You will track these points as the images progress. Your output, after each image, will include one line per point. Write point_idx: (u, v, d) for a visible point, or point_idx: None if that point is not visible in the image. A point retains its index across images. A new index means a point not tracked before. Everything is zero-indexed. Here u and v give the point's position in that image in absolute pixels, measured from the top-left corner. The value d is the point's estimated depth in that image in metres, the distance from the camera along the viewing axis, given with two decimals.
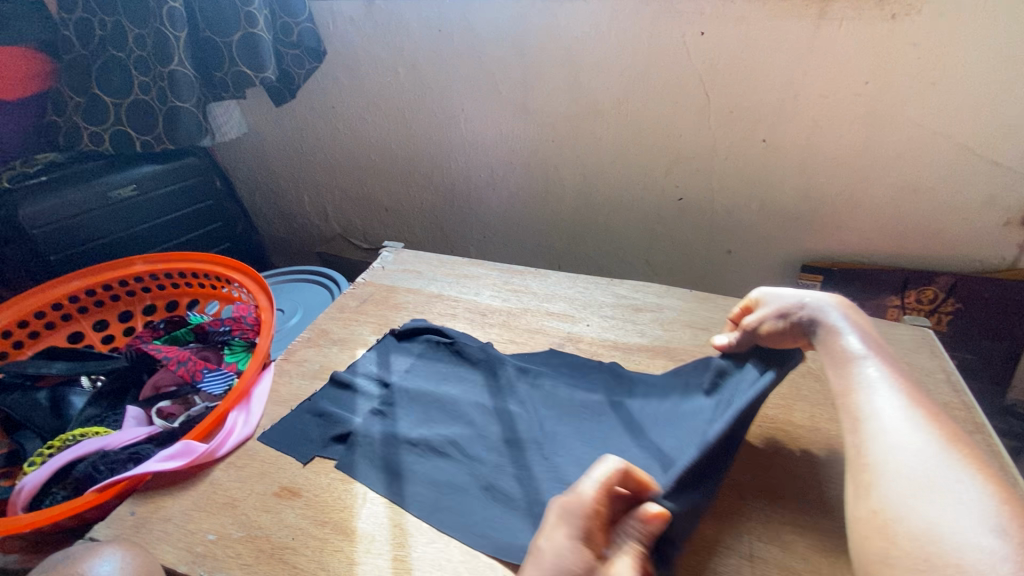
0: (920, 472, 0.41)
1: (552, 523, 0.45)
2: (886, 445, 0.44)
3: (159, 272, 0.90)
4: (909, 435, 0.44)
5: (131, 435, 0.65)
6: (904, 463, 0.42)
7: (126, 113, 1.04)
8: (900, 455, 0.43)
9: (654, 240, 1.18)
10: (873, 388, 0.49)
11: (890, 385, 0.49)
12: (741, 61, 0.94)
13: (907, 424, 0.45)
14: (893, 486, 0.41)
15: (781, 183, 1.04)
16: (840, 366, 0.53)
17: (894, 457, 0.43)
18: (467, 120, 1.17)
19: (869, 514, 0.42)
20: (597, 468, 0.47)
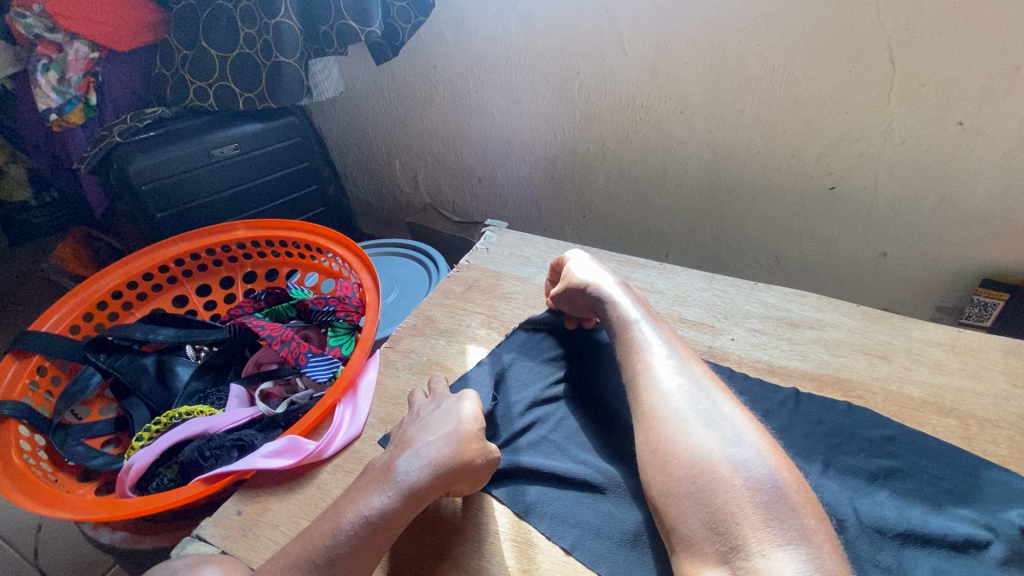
0: (680, 409, 0.48)
1: (415, 462, 0.49)
2: (658, 395, 0.50)
3: (260, 239, 0.86)
4: (681, 383, 0.50)
5: (234, 418, 0.62)
6: (682, 397, 0.49)
7: (232, 68, 1.00)
8: (669, 400, 0.49)
9: (790, 234, 1.02)
10: (645, 349, 0.55)
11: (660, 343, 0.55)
12: (949, 21, 0.74)
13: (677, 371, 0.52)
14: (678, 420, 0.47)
15: (973, 177, 0.84)
16: (619, 327, 0.59)
17: (665, 407, 0.49)
18: (582, 86, 1.04)
19: (649, 455, 0.47)
20: (457, 434, 0.51)
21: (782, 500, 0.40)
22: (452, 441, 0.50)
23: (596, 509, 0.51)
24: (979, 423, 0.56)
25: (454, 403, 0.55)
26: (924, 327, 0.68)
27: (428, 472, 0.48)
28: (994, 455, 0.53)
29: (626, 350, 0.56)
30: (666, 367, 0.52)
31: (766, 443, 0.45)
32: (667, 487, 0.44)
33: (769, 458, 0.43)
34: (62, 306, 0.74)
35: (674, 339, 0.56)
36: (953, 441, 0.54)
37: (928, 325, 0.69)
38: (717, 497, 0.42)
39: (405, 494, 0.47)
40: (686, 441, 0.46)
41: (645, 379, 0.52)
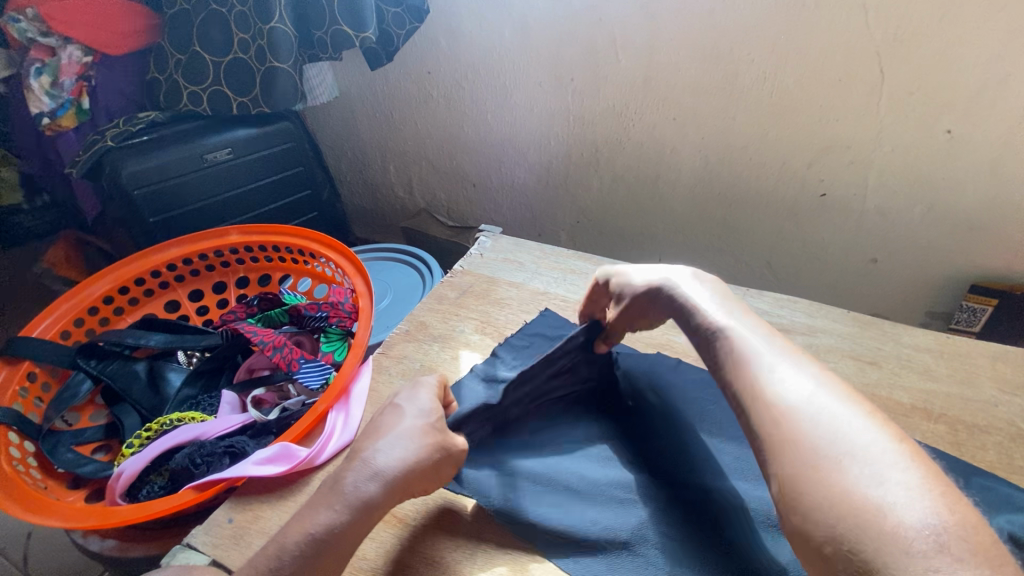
0: (801, 423, 0.39)
1: (362, 472, 0.47)
2: (765, 402, 0.41)
3: (254, 244, 0.86)
4: (802, 399, 0.40)
5: (226, 424, 0.61)
6: (798, 403, 0.40)
7: (225, 72, 0.99)
8: (790, 423, 0.39)
9: (781, 239, 1.03)
10: (748, 358, 0.45)
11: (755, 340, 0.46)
12: (936, 30, 0.76)
13: (793, 371, 0.43)
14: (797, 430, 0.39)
15: (961, 184, 0.85)
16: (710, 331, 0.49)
17: (791, 432, 0.39)
18: (575, 91, 1.05)
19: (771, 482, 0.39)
20: (403, 437, 0.49)
21: (948, 548, 0.31)
22: (400, 445, 0.48)
23: (591, 511, 0.53)
24: (968, 429, 0.57)
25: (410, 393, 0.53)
26: (913, 333, 0.68)
27: (380, 484, 0.46)
28: (984, 462, 0.54)
29: (726, 359, 0.46)
30: (780, 379, 0.42)
31: (920, 467, 0.35)
32: (805, 532, 0.36)
33: (928, 492, 0.34)
34: (53, 311, 0.74)
35: (782, 341, 0.46)
36: (942, 446, 0.55)
37: (918, 330, 0.69)
38: (869, 545, 0.33)
39: (356, 508, 0.45)
40: (818, 470, 0.36)
41: (755, 394, 0.42)
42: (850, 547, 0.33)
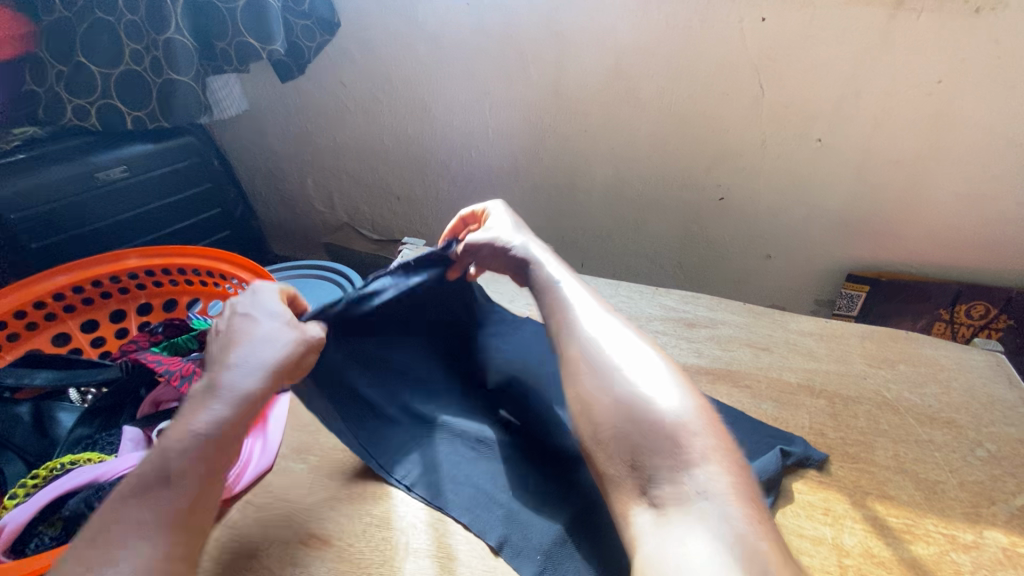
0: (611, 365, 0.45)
1: (232, 366, 0.45)
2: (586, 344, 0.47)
3: (156, 268, 0.81)
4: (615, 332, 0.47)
5: (130, 462, 0.57)
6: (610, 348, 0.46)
7: (117, 84, 0.92)
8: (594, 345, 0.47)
9: (689, 242, 1.11)
10: (567, 305, 0.51)
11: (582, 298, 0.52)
12: (802, 52, 0.86)
13: (610, 322, 0.49)
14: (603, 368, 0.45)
15: (832, 186, 0.96)
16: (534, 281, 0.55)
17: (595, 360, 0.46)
18: (492, 104, 1.08)
19: (580, 405, 0.44)
20: (262, 330, 0.48)
21: (716, 449, 0.39)
22: (266, 336, 0.48)
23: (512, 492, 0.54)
24: (843, 401, 0.64)
25: (259, 298, 0.51)
26: (798, 320, 0.76)
27: (257, 377, 0.45)
28: (856, 428, 0.61)
29: (547, 306, 0.53)
30: (598, 320, 0.49)
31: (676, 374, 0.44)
32: (597, 432, 0.42)
33: (701, 410, 0.42)
34: None
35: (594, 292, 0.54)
36: (822, 419, 0.62)
37: (801, 317, 0.77)
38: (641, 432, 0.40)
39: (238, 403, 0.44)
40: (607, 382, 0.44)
41: (575, 337, 0.48)
42: (641, 459, 0.40)
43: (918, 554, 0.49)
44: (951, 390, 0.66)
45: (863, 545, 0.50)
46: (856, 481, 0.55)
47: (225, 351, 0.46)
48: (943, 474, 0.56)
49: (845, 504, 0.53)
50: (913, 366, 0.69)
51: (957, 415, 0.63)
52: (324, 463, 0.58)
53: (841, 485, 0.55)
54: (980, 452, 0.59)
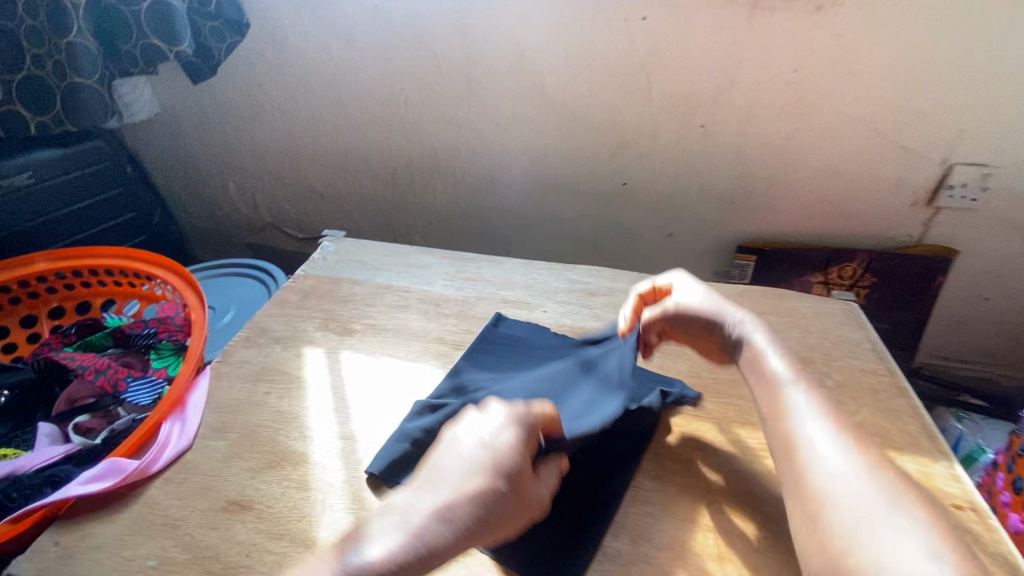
0: (858, 512, 0.41)
1: (395, 535, 0.40)
2: (826, 478, 0.44)
3: (66, 270, 0.80)
4: (845, 470, 0.44)
5: (45, 456, 0.58)
6: (845, 483, 0.43)
7: (18, 91, 0.88)
8: (820, 464, 0.45)
9: (602, 225, 1.20)
10: (799, 418, 0.49)
11: (816, 412, 0.49)
12: (681, 47, 0.96)
13: (844, 454, 0.45)
14: (838, 514, 0.41)
15: (719, 168, 1.08)
16: (766, 385, 0.54)
17: (826, 493, 0.43)
18: (408, 101, 1.12)
19: (817, 549, 0.41)
20: (467, 483, 0.43)
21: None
22: (439, 507, 0.41)
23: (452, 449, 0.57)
24: None
25: (474, 430, 0.47)
26: None
27: (466, 500, 0.42)
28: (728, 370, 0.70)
29: (777, 422, 0.50)
30: (826, 449, 0.46)
31: (917, 507, 0.40)
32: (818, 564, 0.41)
33: (946, 553, 0.37)
34: None
35: (825, 398, 0.51)
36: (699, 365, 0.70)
37: None
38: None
39: (464, 508, 0.42)
40: (857, 500, 0.41)
41: (812, 468, 0.45)
42: None
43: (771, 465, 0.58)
44: (809, 334, 0.77)
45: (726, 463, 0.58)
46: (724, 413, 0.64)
47: (397, 516, 0.42)
48: None
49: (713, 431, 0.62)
50: (780, 317, 0.80)
51: (812, 354, 0.73)
52: (243, 439, 0.59)
53: (712, 418, 0.64)
54: (828, 381, 0.69)
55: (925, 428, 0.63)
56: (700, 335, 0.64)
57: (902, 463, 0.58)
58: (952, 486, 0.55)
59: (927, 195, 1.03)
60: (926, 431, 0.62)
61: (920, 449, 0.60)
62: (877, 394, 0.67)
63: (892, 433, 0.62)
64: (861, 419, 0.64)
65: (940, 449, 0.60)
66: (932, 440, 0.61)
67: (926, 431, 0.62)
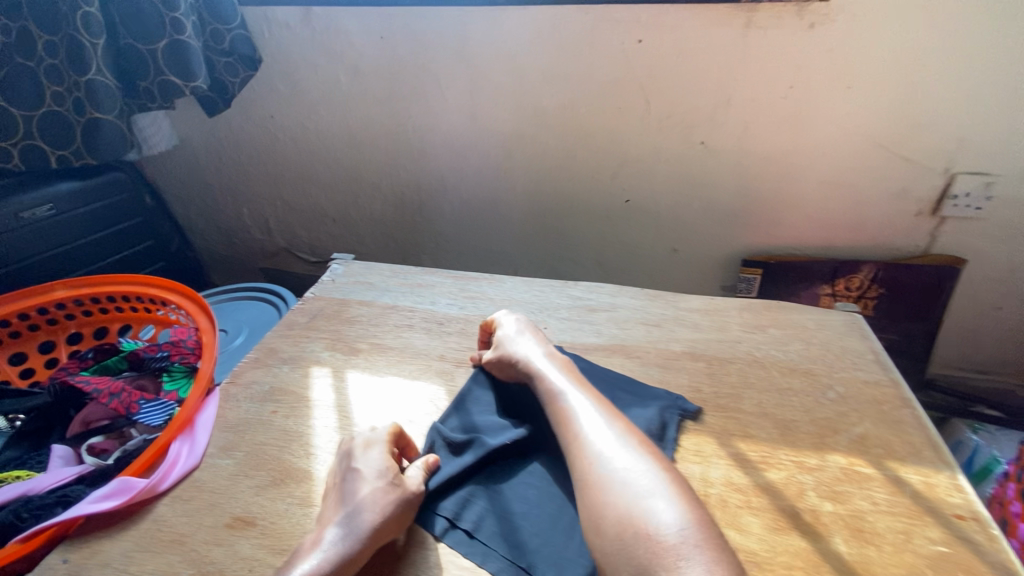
0: (623, 502, 0.46)
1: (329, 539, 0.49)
2: (602, 474, 0.49)
3: (85, 297, 0.84)
4: (626, 466, 0.49)
5: (59, 476, 0.60)
6: (620, 477, 0.48)
7: (39, 126, 0.94)
8: (600, 454, 0.51)
9: (606, 241, 1.21)
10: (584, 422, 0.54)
11: (596, 418, 0.55)
12: (676, 67, 0.98)
13: (617, 447, 0.51)
14: (615, 505, 0.47)
15: (720, 183, 1.09)
16: (557, 398, 0.58)
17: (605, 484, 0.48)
18: (414, 127, 1.16)
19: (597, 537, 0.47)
20: (379, 491, 0.53)
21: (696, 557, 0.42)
22: (363, 508, 0.51)
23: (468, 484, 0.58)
24: (720, 362, 0.73)
25: (365, 457, 0.56)
26: (688, 298, 0.86)
27: (356, 536, 0.50)
28: (729, 383, 0.70)
29: (566, 423, 0.56)
30: (604, 449, 0.51)
31: (674, 489, 0.47)
32: (603, 546, 0.46)
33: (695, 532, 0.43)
34: None
35: (604, 402, 0.57)
36: (700, 378, 0.71)
37: (691, 297, 0.87)
38: (641, 550, 0.43)
39: (357, 542, 0.49)
40: (621, 495, 0.47)
41: (588, 465, 0.51)
42: None
43: (771, 478, 0.58)
44: (812, 346, 0.76)
45: (726, 475, 0.58)
46: (724, 425, 0.64)
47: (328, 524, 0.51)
48: (798, 414, 0.66)
49: (713, 445, 0.62)
50: (782, 329, 0.80)
51: (815, 365, 0.73)
52: (250, 457, 0.60)
53: (713, 430, 0.64)
54: (831, 393, 0.69)
55: (928, 439, 0.62)
56: (506, 378, 0.68)
57: (905, 476, 0.58)
58: (955, 496, 0.55)
59: (931, 204, 1.02)
60: (929, 442, 0.62)
61: (923, 460, 0.60)
62: (880, 405, 0.67)
63: (894, 444, 0.62)
64: (864, 430, 0.63)
65: (944, 460, 0.59)
66: (936, 451, 0.61)
67: (930, 442, 0.62)
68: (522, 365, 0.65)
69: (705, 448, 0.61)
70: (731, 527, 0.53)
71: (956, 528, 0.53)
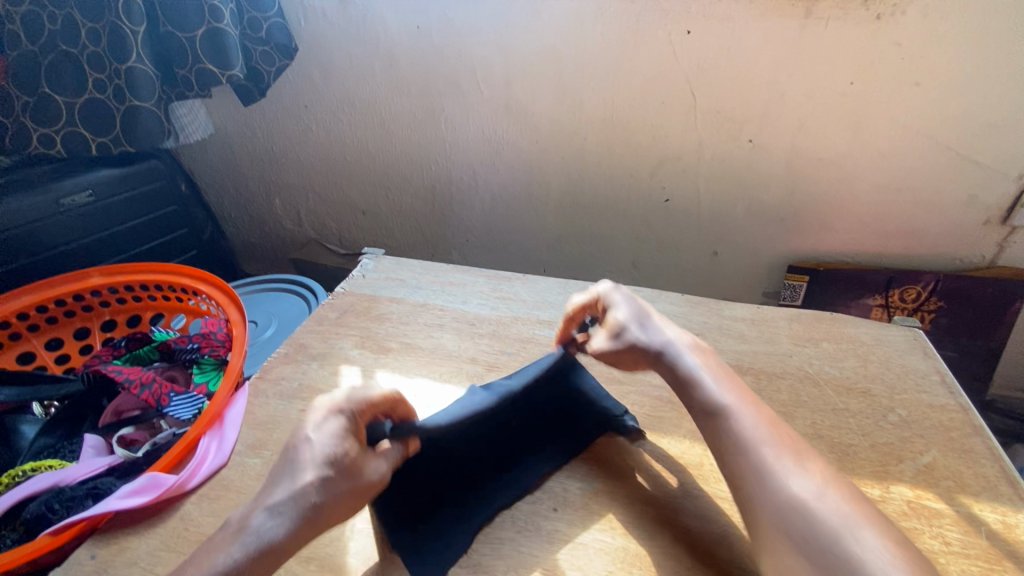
0: (791, 489, 0.45)
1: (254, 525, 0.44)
2: (761, 456, 0.48)
3: (119, 285, 0.84)
4: (807, 487, 0.45)
5: (89, 467, 0.60)
6: (776, 462, 0.47)
7: (81, 113, 0.96)
8: (751, 437, 0.49)
9: (642, 242, 1.17)
10: (726, 408, 0.52)
11: (737, 403, 0.52)
12: (726, 61, 0.92)
13: (766, 432, 0.50)
14: (786, 492, 0.45)
15: (768, 183, 1.03)
16: (687, 386, 0.55)
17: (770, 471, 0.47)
18: (448, 120, 1.13)
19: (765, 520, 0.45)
20: (320, 476, 0.45)
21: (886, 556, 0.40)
22: (300, 493, 0.45)
23: (445, 493, 0.55)
24: (768, 377, 0.69)
25: (316, 433, 0.47)
26: (732, 306, 0.82)
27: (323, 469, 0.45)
28: (779, 400, 0.66)
29: (705, 410, 0.53)
30: (756, 432, 0.49)
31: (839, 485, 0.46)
32: (780, 549, 0.43)
33: (865, 524, 0.42)
34: None
35: (740, 388, 0.55)
36: None
37: (736, 305, 0.83)
38: (828, 546, 0.41)
39: (288, 528, 0.44)
40: (787, 482, 0.45)
41: (747, 450, 0.49)
42: None
43: None
44: (869, 363, 0.71)
45: None
46: None
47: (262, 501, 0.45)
48: (855, 438, 0.61)
49: None
50: (836, 343, 0.75)
51: (872, 385, 0.68)
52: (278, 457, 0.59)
53: None
54: (892, 417, 0.63)
55: (1004, 472, 0.57)
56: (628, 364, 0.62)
57: (980, 513, 0.53)
58: None
59: (1001, 212, 0.95)
60: (1005, 476, 0.56)
61: (999, 497, 0.54)
62: (947, 432, 0.61)
63: (964, 476, 0.56)
64: (930, 459, 0.58)
65: (1023, 496, 0.54)
66: (1012, 486, 0.55)
67: (1005, 476, 0.56)
68: (649, 354, 0.59)
69: None
70: None
71: None
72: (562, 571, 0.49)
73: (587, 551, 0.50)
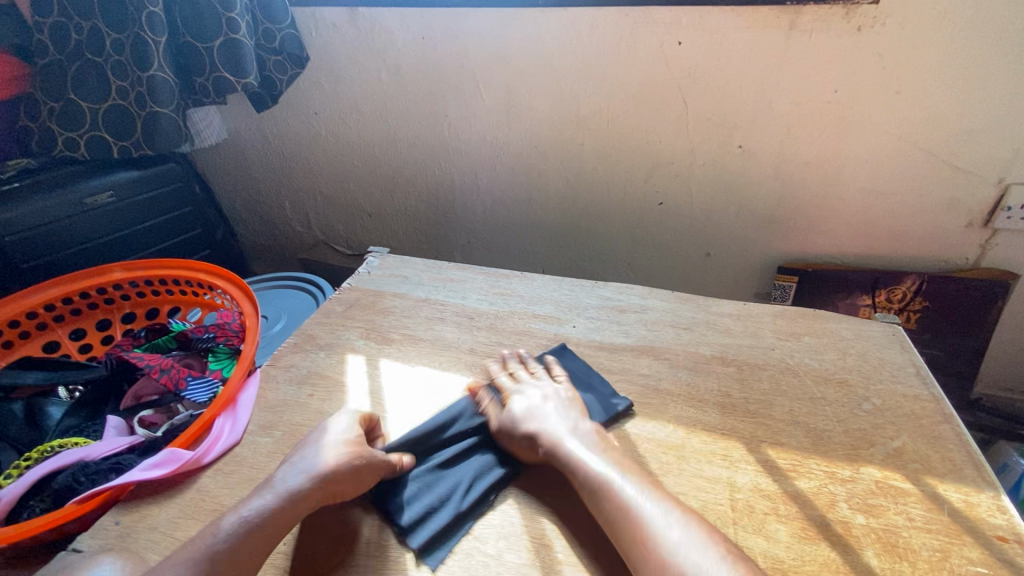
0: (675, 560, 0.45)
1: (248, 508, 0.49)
2: (644, 530, 0.47)
3: (139, 279, 0.89)
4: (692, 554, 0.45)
5: (112, 445, 0.64)
6: (663, 532, 0.47)
7: (104, 118, 1.02)
8: (636, 513, 0.49)
9: (637, 244, 1.21)
10: (610, 484, 0.52)
11: (619, 477, 0.52)
12: (716, 70, 0.97)
13: (650, 503, 0.50)
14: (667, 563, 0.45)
15: (758, 187, 1.07)
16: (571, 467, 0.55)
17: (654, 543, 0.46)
18: (452, 126, 1.18)
19: None
20: (312, 462, 0.53)
21: None
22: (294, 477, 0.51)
23: (448, 487, 0.57)
24: (751, 367, 0.73)
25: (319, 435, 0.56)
26: (720, 303, 0.85)
27: (308, 475, 0.51)
28: (759, 389, 0.69)
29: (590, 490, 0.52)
30: (638, 505, 0.49)
31: (721, 549, 0.46)
32: None
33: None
34: None
35: (616, 460, 0.55)
36: (729, 383, 0.70)
37: (724, 301, 0.86)
38: None
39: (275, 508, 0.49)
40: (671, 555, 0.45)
41: (631, 526, 0.48)
42: None
43: (800, 487, 0.57)
44: (848, 356, 0.75)
45: (754, 481, 0.57)
46: (754, 432, 0.63)
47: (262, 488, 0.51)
48: (831, 424, 0.64)
49: (741, 450, 0.61)
50: (817, 338, 0.78)
51: (850, 376, 0.71)
52: (288, 436, 0.63)
53: (742, 436, 0.63)
54: (867, 405, 0.67)
55: (970, 456, 0.60)
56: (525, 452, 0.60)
57: (944, 493, 0.56)
58: (997, 517, 0.53)
59: (983, 216, 0.98)
60: (970, 460, 0.59)
61: (963, 478, 0.57)
62: (919, 420, 0.65)
63: (932, 459, 0.60)
64: (901, 444, 0.62)
65: (986, 478, 0.57)
66: (977, 469, 0.58)
67: (971, 460, 0.59)
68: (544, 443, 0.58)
69: (732, 453, 0.61)
70: (756, 532, 0.52)
71: (997, 549, 0.51)
72: (550, 541, 0.52)
73: (574, 521, 0.54)
